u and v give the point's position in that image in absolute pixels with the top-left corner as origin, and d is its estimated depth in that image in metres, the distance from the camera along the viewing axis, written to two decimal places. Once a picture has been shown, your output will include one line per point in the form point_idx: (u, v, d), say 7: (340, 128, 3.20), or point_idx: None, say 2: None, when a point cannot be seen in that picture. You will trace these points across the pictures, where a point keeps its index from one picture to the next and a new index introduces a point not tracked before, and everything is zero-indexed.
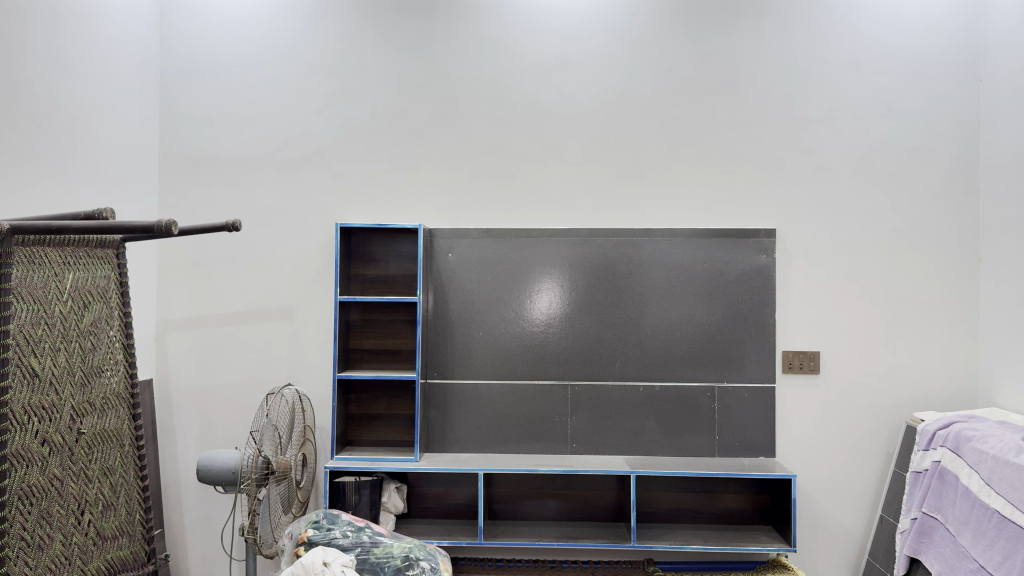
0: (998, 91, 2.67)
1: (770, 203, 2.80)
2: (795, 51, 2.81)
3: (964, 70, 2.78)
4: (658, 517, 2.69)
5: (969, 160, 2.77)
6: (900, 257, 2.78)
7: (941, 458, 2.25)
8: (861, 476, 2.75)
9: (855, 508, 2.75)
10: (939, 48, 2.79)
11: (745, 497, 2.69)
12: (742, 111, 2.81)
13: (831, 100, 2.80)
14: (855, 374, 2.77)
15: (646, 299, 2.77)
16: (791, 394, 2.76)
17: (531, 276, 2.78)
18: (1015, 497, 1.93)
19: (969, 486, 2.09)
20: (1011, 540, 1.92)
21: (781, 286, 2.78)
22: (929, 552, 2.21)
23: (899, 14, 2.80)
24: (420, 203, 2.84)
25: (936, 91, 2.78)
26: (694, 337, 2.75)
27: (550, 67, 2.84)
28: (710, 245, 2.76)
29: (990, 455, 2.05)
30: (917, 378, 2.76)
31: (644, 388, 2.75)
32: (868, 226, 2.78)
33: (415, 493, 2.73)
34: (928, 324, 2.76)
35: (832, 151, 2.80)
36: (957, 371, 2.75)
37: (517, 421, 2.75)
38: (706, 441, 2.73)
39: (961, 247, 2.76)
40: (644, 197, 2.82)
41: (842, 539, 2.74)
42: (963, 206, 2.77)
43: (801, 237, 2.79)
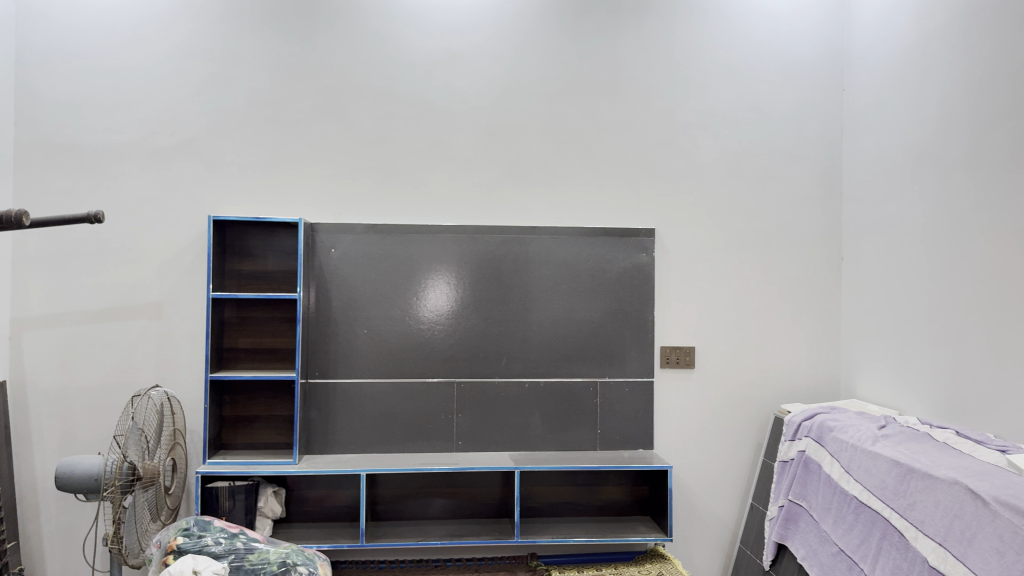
0: (859, 101, 2.85)
1: (651, 203, 2.87)
2: (675, 56, 2.89)
3: (828, 81, 2.95)
4: (542, 512, 2.71)
5: (832, 166, 2.94)
6: (771, 256, 2.91)
7: (806, 447, 2.38)
8: (734, 466, 2.87)
9: (728, 496, 2.87)
10: (807, 60, 2.94)
11: (625, 489, 2.75)
12: (625, 112, 2.87)
13: (708, 104, 2.90)
14: (729, 368, 2.88)
15: (532, 295, 2.78)
16: (669, 388, 2.84)
17: (417, 272, 2.74)
18: (870, 482, 2.05)
19: (831, 473, 2.22)
20: (866, 524, 2.03)
21: (661, 283, 2.86)
22: (795, 537, 2.33)
23: (772, 25, 2.93)
24: (302, 196, 2.76)
25: (803, 99, 2.94)
26: (579, 333, 2.79)
27: (436, 62, 2.81)
28: (595, 244, 2.81)
29: (849, 443, 2.18)
30: (785, 371, 2.90)
31: (530, 384, 2.76)
32: (742, 226, 2.90)
33: (293, 496, 2.64)
34: (796, 320, 2.91)
35: (709, 154, 2.90)
36: (820, 364, 2.91)
37: (402, 419, 2.71)
38: (589, 435, 2.77)
39: (825, 247, 2.93)
40: (530, 194, 2.83)
41: (715, 527, 2.86)
42: (827, 209, 2.94)
43: (679, 237, 2.88)
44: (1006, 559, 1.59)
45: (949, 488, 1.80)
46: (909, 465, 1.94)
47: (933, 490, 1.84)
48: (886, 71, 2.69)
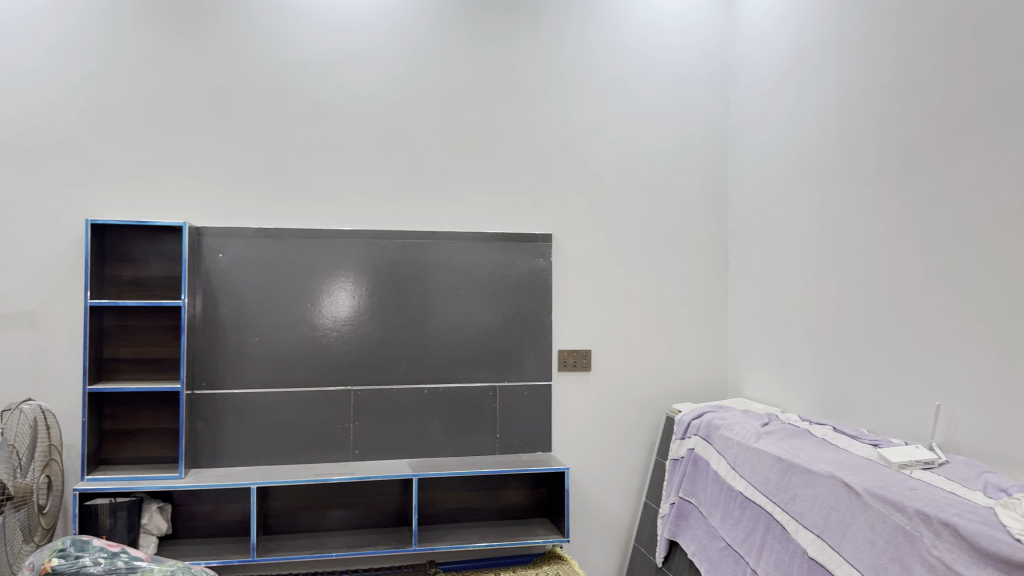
0: (743, 111, 2.98)
1: (548, 208, 2.90)
2: (570, 63, 2.94)
3: (715, 91, 3.07)
4: (441, 518, 2.70)
5: (719, 174, 3.06)
6: (663, 261, 3.00)
7: (695, 446, 2.46)
8: (629, 466, 2.94)
9: (623, 496, 2.93)
10: (695, 70, 3.05)
11: (523, 493, 2.77)
12: (521, 118, 2.90)
13: (602, 112, 2.96)
14: (623, 371, 2.95)
15: (430, 301, 2.77)
16: (566, 391, 2.88)
17: (311, 278, 2.68)
18: (754, 478, 2.14)
19: (718, 470, 2.30)
20: (751, 519, 2.11)
21: (557, 288, 2.89)
22: (686, 533, 2.40)
23: (662, 36, 3.02)
24: (188, 199, 2.66)
25: (692, 109, 3.04)
26: (477, 338, 2.79)
27: (330, 63, 2.76)
28: (493, 249, 2.83)
29: (735, 440, 2.27)
30: (676, 372, 2.99)
31: (428, 390, 2.75)
32: (635, 231, 2.97)
33: (180, 511, 2.54)
34: (687, 323, 3.01)
35: (603, 160, 2.96)
36: (709, 365, 3.02)
37: (296, 429, 2.64)
38: (488, 439, 2.78)
39: (713, 252, 3.04)
40: (427, 198, 2.82)
41: (611, 527, 2.91)
42: (715, 215, 3.05)
43: (575, 241, 2.92)
44: (877, 548, 1.68)
45: (826, 482, 1.89)
46: (790, 460, 2.03)
47: (812, 484, 1.93)
48: (767, 83, 2.82)
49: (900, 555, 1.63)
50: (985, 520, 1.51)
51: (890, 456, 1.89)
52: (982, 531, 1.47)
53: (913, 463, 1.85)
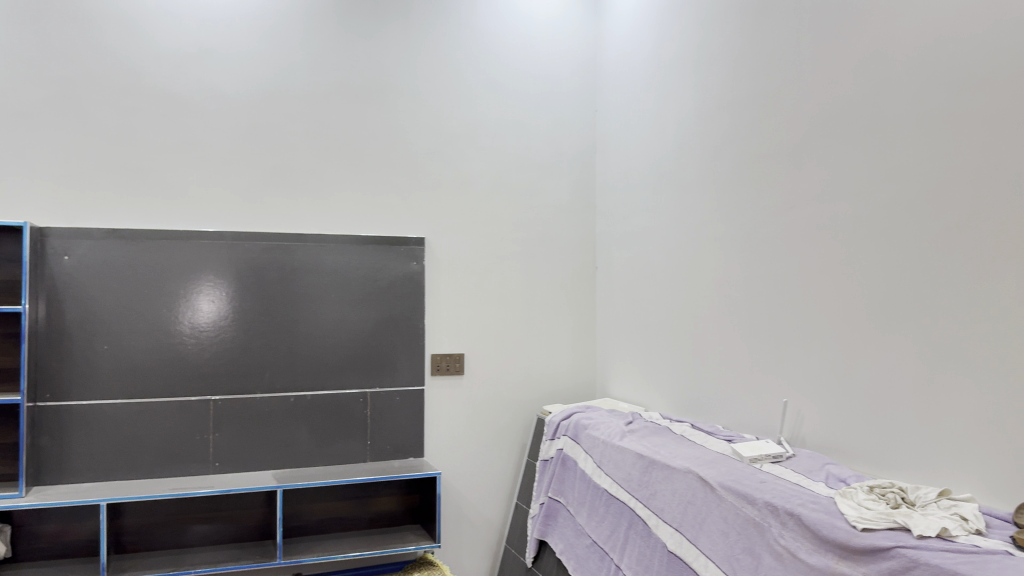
0: (609, 120, 3.08)
1: (419, 212, 2.89)
2: (441, 67, 2.94)
3: (582, 100, 3.16)
4: (309, 529, 2.63)
5: (587, 180, 3.16)
6: (534, 264, 3.05)
7: (564, 446, 2.52)
8: (501, 469, 2.96)
9: (496, 498, 2.95)
10: (563, 78, 3.13)
11: (395, 499, 2.75)
12: (391, 120, 2.87)
13: (473, 116, 2.98)
14: (495, 374, 2.97)
15: (297, 306, 2.70)
16: (439, 395, 2.87)
17: (168, 283, 2.56)
18: (619, 475, 2.20)
19: (585, 469, 2.36)
20: (615, 516, 2.17)
21: (430, 292, 2.88)
22: (554, 532, 2.45)
23: (531, 44, 3.08)
24: (30, 198, 2.48)
25: (561, 116, 3.12)
26: (347, 344, 2.74)
27: (189, 58, 2.64)
28: (364, 252, 2.78)
29: (601, 439, 2.33)
30: (547, 374, 3.05)
31: (295, 398, 2.67)
32: (507, 236, 3.01)
33: (22, 533, 2.36)
34: (557, 325, 3.07)
35: (474, 164, 2.97)
36: (578, 365, 3.11)
37: (152, 442, 2.51)
38: (358, 447, 2.73)
39: (582, 256, 3.13)
40: (294, 200, 2.74)
41: (483, 530, 2.93)
42: (583, 220, 3.14)
43: (447, 245, 2.92)
44: (729, 540, 1.76)
45: (683, 477, 1.97)
46: (651, 457, 2.10)
47: (671, 479, 2.00)
48: (631, 94, 2.93)
49: (751, 545, 1.71)
50: (825, 509, 1.61)
51: (742, 451, 1.99)
52: (822, 519, 1.56)
53: (763, 457, 1.96)
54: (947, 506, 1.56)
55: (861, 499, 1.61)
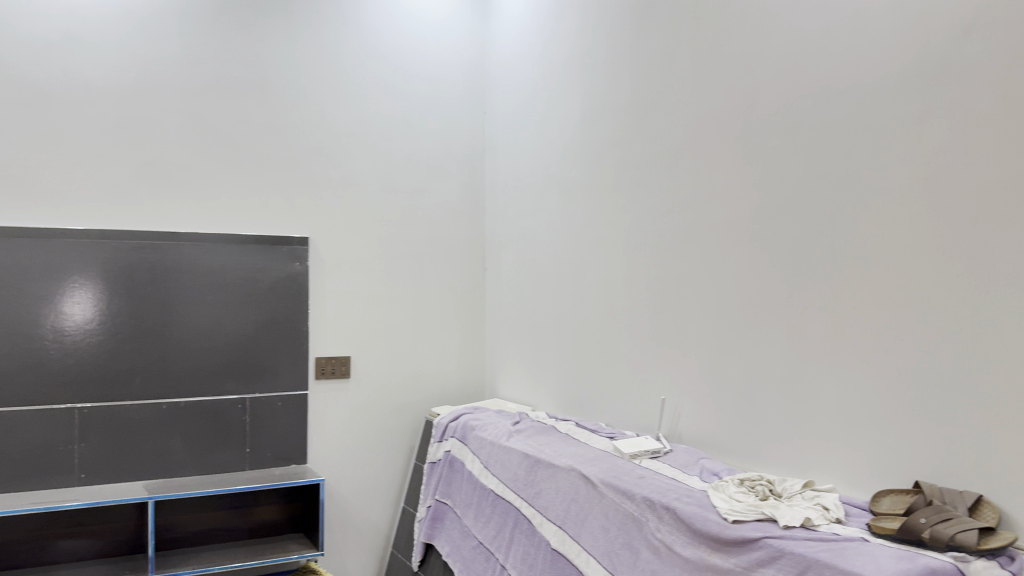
0: (497, 123, 3.11)
1: (303, 212, 2.82)
2: (328, 64, 2.88)
3: (471, 101, 3.18)
4: (185, 541, 2.52)
5: (475, 182, 3.18)
6: (422, 266, 3.04)
7: (451, 448, 2.51)
8: (388, 473, 2.93)
9: (382, 503, 2.92)
10: (452, 80, 3.13)
11: (277, 508, 2.67)
12: (274, 116, 2.79)
13: (360, 114, 2.94)
14: (382, 377, 2.93)
15: (172, 308, 2.58)
16: (323, 399, 2.81)
17: (27, 283, 2.39)
18: (505, 475, 2.21)
19: (472, 471, 2.36)
20: (501, 516, 2.18)
21: (314, 294, 2.81)
22: (441, 535, 2.43)
23: (420, 44, 3.07)
24: None
25: (449, 117, 3.12)
26: (225, 347, 2.64)
27: (51, 44, 2.47)
28: (244, 252, 2.69)
29: (488, 440, 2.33)
30: (434, 376, 3.04)
31: (169, 405, 2.55)
32: (394, 237, 2.98)
33: None
34: (445, 327, 3.08)
35: (361, 164, 2.93)
36: (466, 367, 3.12)
37: (7, 454, 2.33)
38: (237, 454, 2.63)
39: (471, 258, 3.15)
40: (169, 198, 2.62)
41: (370, 535, 2.89)
42: (471, 221, 3.16)
43: (332, 246, 2.86)
44: (610, 535, 1.80)
45: (567, 475, 1.99)
46: (536, 456, 2.12)
47: (555, 478, 2.03)
48: (519, 97, 2.96)
49: (630, 540, 1.75)
50: (699, 502, 1.67)
51: (623, 448, 2.04)
52: (696, 513, 1.62)
53: (643, 453, 2.01)
54: (810, 496, 1.65)
55: (732, 492, 1.68)
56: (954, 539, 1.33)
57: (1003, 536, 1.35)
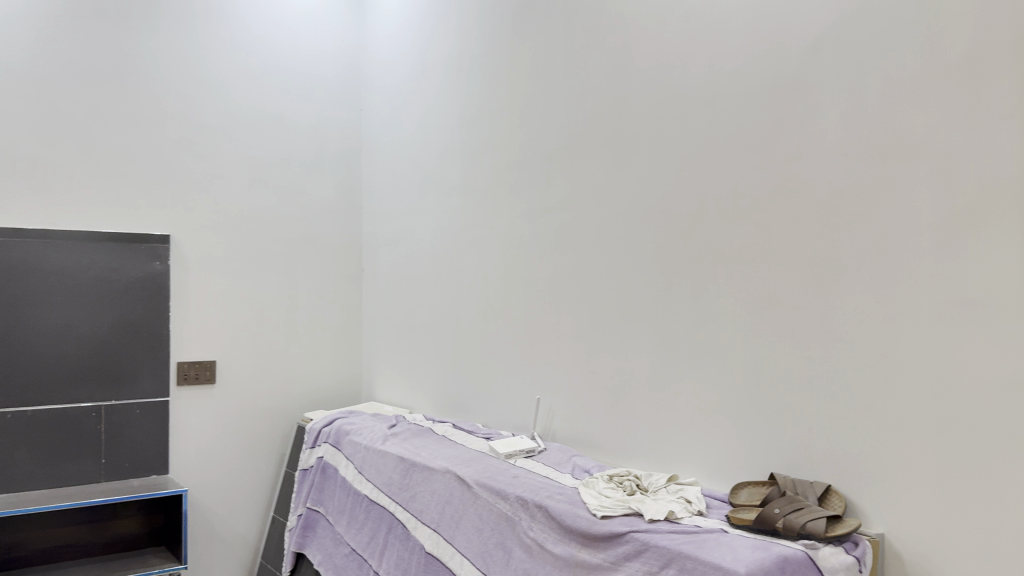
0: (373, 122, 3.08)
1: (166, 209, 2.68)
2: (193, 54, 2.76)
3: (346, 98, 3.13)
4: (31, 561, 2.34)
5: (351, 181, 3.13)
6: (294, 266, 2.96)
7: (324, 453, 2.45)
8: (257, 480, 2.84)
9: (251, 512, 2.82)
10: (326, 76, 3.07)
11: (136, 521, 2.52)
12: (133, 107, 2.63)
13: (228, 108, 2.82)
14: (251, 381, 2.84)
15: (16, 309, 2.37)
16: (187, 406, 2.68)
17: None
18: (379, 479, 2.17)
19: (345, 476, 2.31)
20: (375, 521, 2.14)
21: (178, 296, 2.68)
22: (312, 543, 2.37)
23: (292, 38, 2.98)
24: None
25: (324, 114, 3.06)
26: (77, 352, 2.47)
27: None
28: (99, 251, 2.52)
29: (362, 445, 2.29)
30: (307, 379, 2.98)
31: (13, 414, 2.34)
32: (264, 236, 2.89)
33: None
34: (318, 328, 3.01)
35: (228, 160, 2.82)
36: (340, 369, 3.07)
37: None
38: (91, 466, 2.46)
39: (346, 258, 3.10)
40: (15, 192, 2.40)
41: (237, 546, 2.78)
42: (346, 221, 3.11)
43: (198, 245, 2.73)
44: (483, 536, 1.80)
45: (442, 478, 1.98)
46: (412, 459, 2.10)
47: (430, 480, 2.01)
48: (395, 96, 2.94)
49: (503, 540, 1.75)
50: (570, 499, 1.70)
51: (497, 448, 2.04)
52: (567, 510, 1.64)
53: (517, 453, 2.02)
54: (674, 490, 1.71)
55: (602, 488, 1.71)
56: (805, 527, 1.41)
57: (847, 523, 1.45)
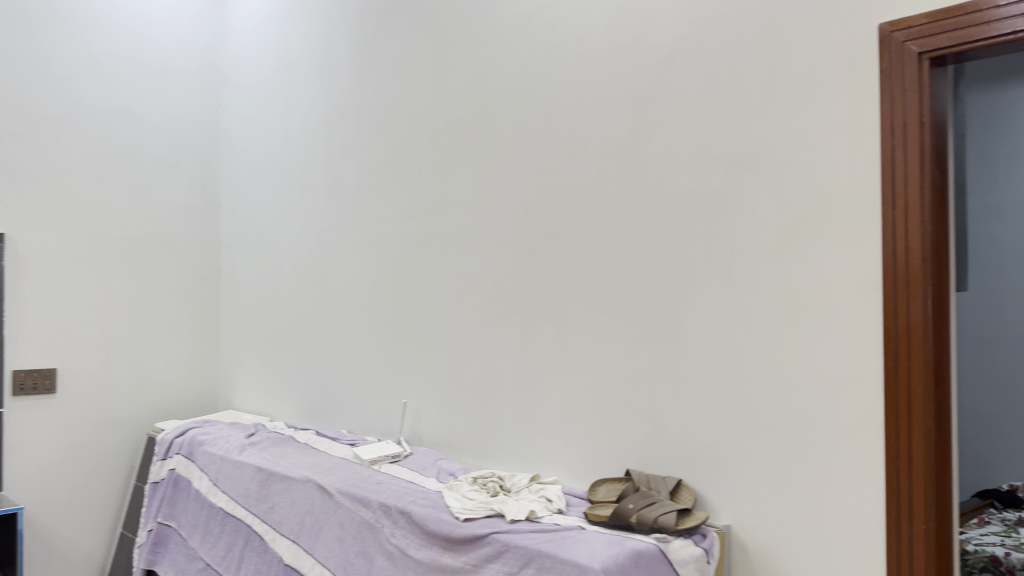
0: (233, 118, 2.98)
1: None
2: (32, 38, 2.54)
3: (204, 92, 3.00)
4: None
5: (208, 178, 3.01)
6: (145, 267, 2.80)
7: (176, 465, 2.33)
8: (103, 496, 2.66)
9: (96, 530, 2.65)
10: (182, 68, 2.93)
11: None
12: None
13: (69, 96, 2.63)
14: (96, 391, 2.66)
15: None
16: (24, 419, 2.48)
17: None
18: (236, 491, 2.08)
19: (200, 489, 2.20)
20: (231, 534, 2.05)
21: (14, 299, 2.47)
22: (165, 560, 2.25)
23: (144, 27, 2.82)
24: None
25: (179, 108, 2.92)
26: None
27: None
28: None
29: (218, 455, 2.19)
30: (160, 387, 2.83)
31: None
32: (111, 236, 2.72)
33: None
34: (173, 333, 2.87)
35: (71, 154, 2.63)
36: (196, 375, 2.94)
37: None
38: None
39: (203, 259, 2.98)
40: None
41: (81, 567, 2.60)
42: (203, 220, 2.98)
43: (37, 244, 2.54)
44: (345, 545, 1.76)
45: (302, 487, 1.92)
46: (270, 469, 2.02)
47: (289, 490, 1.95)
48: (255, 92, 2.84)
49: (364, 548, 1.72)
50: (433, 504, 1.68)
51: (361, 454, 2.00)
52: (430, 514, 1.63)
53: (381, 459, 1.99)
54: (536, 489, 1.73)
55: (465, 491, 1.71)
56: (657, 521, 1.46)
57: (696, 516, 1.52)
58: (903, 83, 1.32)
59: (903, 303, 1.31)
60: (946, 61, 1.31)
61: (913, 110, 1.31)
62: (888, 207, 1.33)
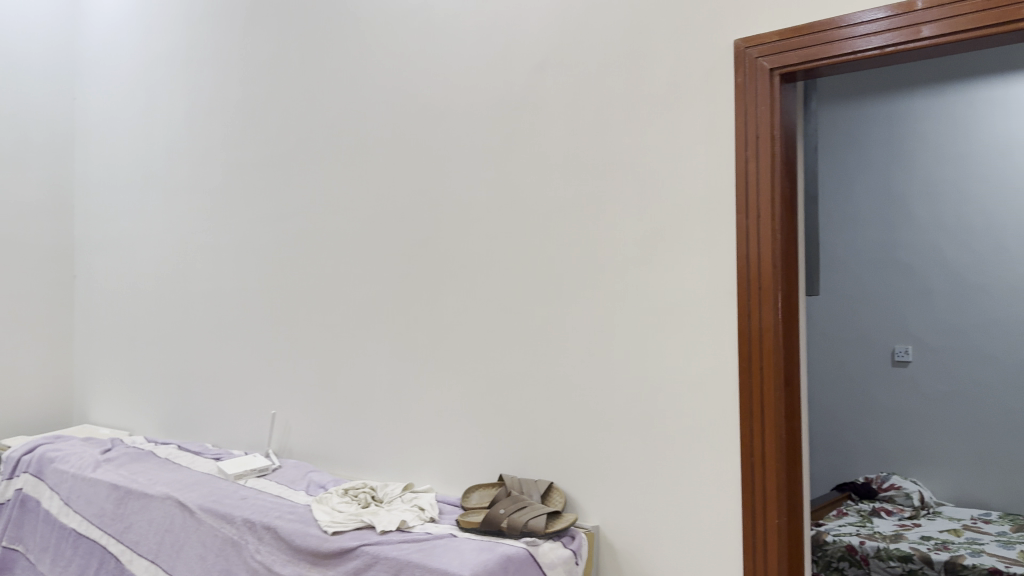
0: (89, 113, 2.82)
1: None
2: None
3: (57, 84, 2.83)
4: None
5: (62, 177, 2.83)
6: None
7: (23, 485, 2.17)
8: None
9: None
10: (33, 58, 2.74)
11: None
12: None
13: None
14: None
15: None
16: None
17: None
18: (90, 511, 1.96)
19: (49, 509, 2.06)
20: (84, 557, 1.93)
21: None
22: None
23: None
24: None
25: (29, 101, 2.73)
26: None
27: None
28: None
29: (69, 473, 2.05)
30: (9, 401, 2.62)
31: None
32: None
33: None
34: (21, 342, 2.67)
35: None
36: (49, 387, 2.76)
37: None
38: None
39: (56, 263, 2.80)
40: None
41: None
42: (57, 222, 2.80)
43: None
44: (207, 564, 1.68)
45: (161, 504, 1.83)
46: (127, 486, 1.91)
47: (147, 508, 1.85)
48: (114, 86, 2.70)
49: (228, 566, 1.65)
50: (301, 518, 1.63)
51: (226, 468, 1.92)
52: (297, 529, 1.58)
53: (248, 473, 1.92)
54: (408, 498, 1.70)
55: (334, 503, 1.67)
56: (527, 526, 1.46)
57: (565, 519, 1.53)
58: (757, 97, 1.38)
59: (755, 307, 1.36)
60: (795, 78, 1.38)
61: (765, 123, 1.37)
62: (742, 215, 1.38)
